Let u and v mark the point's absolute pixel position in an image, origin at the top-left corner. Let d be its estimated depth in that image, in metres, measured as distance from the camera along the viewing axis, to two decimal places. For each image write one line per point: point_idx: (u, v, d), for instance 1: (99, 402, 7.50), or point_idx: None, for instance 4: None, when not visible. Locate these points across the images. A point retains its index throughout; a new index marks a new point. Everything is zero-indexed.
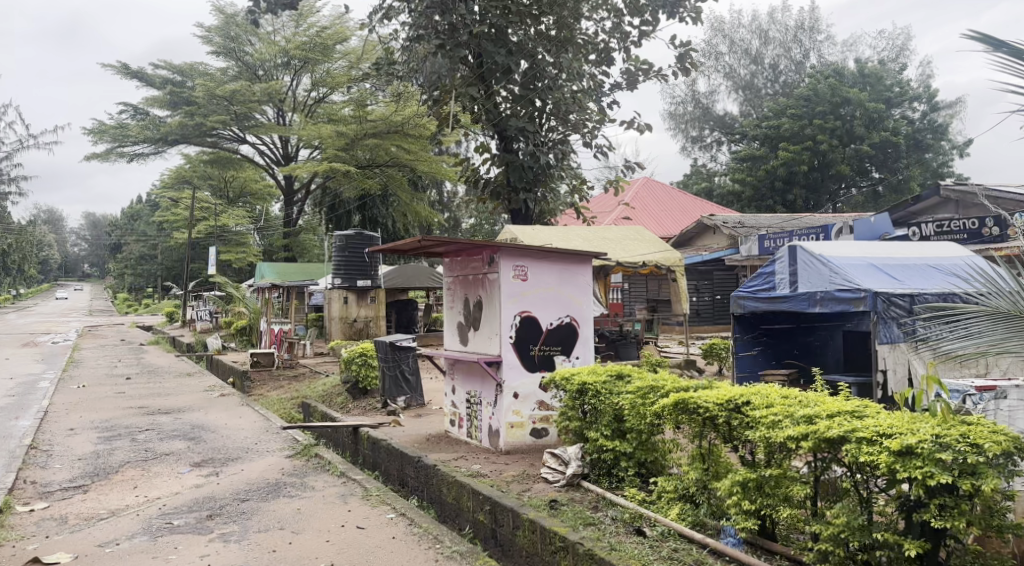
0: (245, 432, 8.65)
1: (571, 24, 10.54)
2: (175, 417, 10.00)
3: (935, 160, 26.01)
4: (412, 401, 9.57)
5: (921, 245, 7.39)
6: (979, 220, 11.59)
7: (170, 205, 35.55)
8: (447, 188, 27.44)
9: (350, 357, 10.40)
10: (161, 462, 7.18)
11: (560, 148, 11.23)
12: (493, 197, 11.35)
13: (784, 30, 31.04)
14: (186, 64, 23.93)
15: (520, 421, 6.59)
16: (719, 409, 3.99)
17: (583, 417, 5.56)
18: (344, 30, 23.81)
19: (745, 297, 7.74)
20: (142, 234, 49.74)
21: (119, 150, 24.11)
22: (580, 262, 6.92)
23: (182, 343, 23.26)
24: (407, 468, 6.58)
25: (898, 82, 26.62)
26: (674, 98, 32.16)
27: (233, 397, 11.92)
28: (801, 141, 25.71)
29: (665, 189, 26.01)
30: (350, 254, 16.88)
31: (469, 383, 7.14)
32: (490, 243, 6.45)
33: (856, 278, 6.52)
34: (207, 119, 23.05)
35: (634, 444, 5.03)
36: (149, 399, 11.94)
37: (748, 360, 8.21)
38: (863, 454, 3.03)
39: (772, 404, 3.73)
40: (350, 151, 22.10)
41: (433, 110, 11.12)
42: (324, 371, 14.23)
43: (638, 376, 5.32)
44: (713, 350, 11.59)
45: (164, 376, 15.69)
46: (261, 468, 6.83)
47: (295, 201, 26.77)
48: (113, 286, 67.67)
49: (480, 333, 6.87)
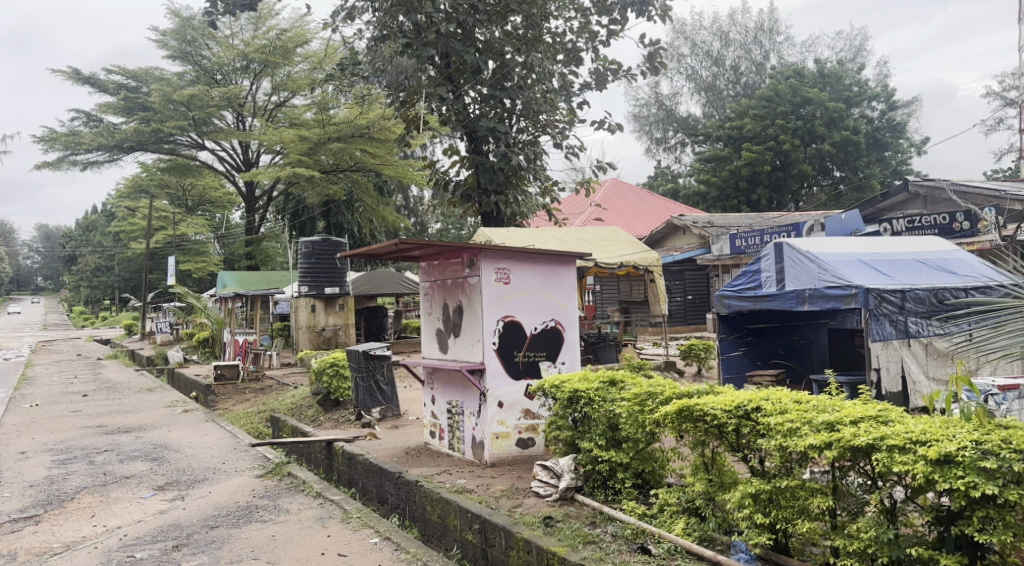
0: (211, 451, 8.19)
1: (540, 22, 10.22)
2: (136, 436, 9.46)
3: (894, 158, 26.51)
4: (387, 412, 9.21)
5: (907, 240, 7.30)
6: (949, 215, 11.55)
7: (126, 214, 34.42)
8: (414, 193, 26.99)
9: (321, 368, 10.03)
10: (120, 487, 6.70)
11: (530, 149, 10.82)
12: (463, 199, 11.02)
13: (744, 31, 31.34)
14: (141, 69, 23.17)
15: (505, 431, 6.27)
16: (727, 416, 3.73)
17: (574, 427, 5.28)
18: (305, 32, 23.29)
19: (729, 297, 7.57)
20: (97, 245, 48.13)
21: (72, 158, 23.18)
22: (564, 264, 6.64)
23: (142, 357, 22.41)
24: (387, 484, 6.21)
25: (857, 82, 27.10)
26: (638, 100, 32.22)
27: (197, 413, 11.38)
28: (764, 141, 25.88)
29: (633, 190, 25.95)
30: (316, 260, 16.53)
31: (449, 393, 6.81)
32: (470, 244, 6.16)
33: (846, 275, 6.36)
34: (164, 125, 22.35)
35: (630, 455, 4.76)
36: (107, 417, 11.33)
37: (734, 360, 7.97)
38: (895, 463, 2.80)
39: (786, 410, 3.50)
40: (313, 156, 21.56)
41: (400, 112, 10.72)
42: (292, 382, 13.73)
43: (632, 382, 5.06)
44: (692, 350, 11.43)
45: (122, 392, 15.00)
46: (230, 490, 6.41)
47: (257, 209, 26.03)
48: (68, 299, 65.51)
49: (461, 340, 6.57)
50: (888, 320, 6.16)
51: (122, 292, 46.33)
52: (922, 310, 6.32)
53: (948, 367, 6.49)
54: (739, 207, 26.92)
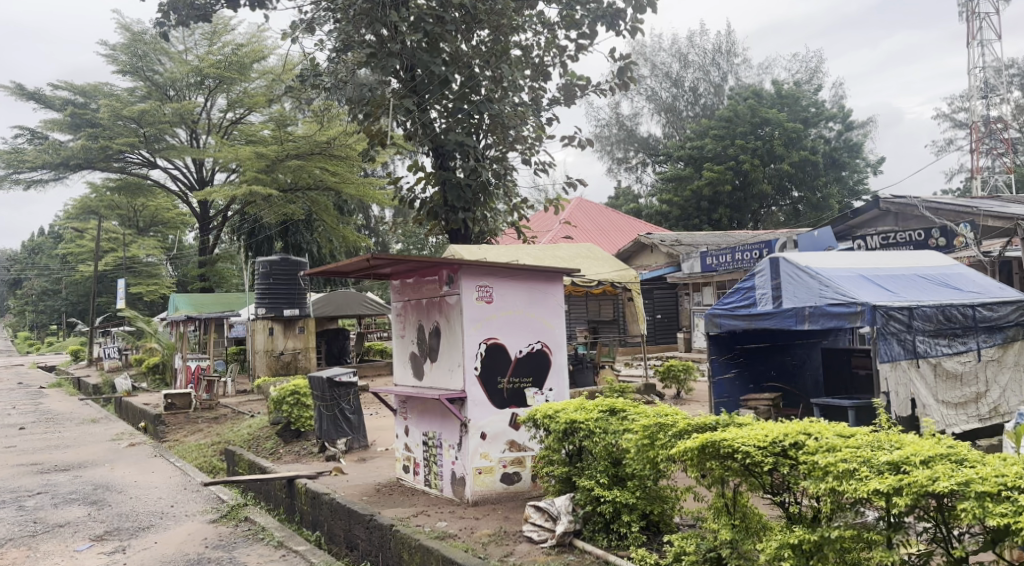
0: (159, 491, 7.38)
1: (508, 35, 9.75)
2: (75, 475, 8.55)
3: (852, 177, 27.11)
4: (354, 443, 8.49)
5: (903, 255, 7.03)
6: (924, 231, 11.59)
7: (73, 236, 32.78)
8: (375, 212, 26.28)
9: (281, 396, 9.35)
10: (52, 537, 5.85)
11: (499, 165, 10.34)
12: (429, 217, 10.40)
13: (702, 53, 31.59)
14: (89, 84, 22.06)
15: (488, 465, 5.68)
16: (761, 453, 3.24)
17: (568, 462, 4.76)
18: (262, 48, 22.51)
19: (720, 315, 7.19)
20: (42, 267, 45.73)
21: (14, 177, 21.75)
22: (550, 281, 6.14)
23: (86, 385, 21.00)
24: (356, 528, 5.54)
25: (814, 103, 27.38)
26: (599, 121, 32.13)
27: (145, 447, 10.46)
28: (724, 161, 25.93)
29: (599, 209, 25.68)
30: (274, 281, 15.78)
31: (425, 423, 6.21)
32: (449, 259, 5.63)
33: (849, 290, 6.01)
34: (113, 142, 21.35)
35: (636, 494, 4.24)
36: (43, 455, 10.29)
37: (725, 384, 7.55)
38: (990, 514, 2.34)
39: (834, 448, 3.04)
40: (271, 174, 20.74)
41: (363, 126, 10.11)
42: (250, 410, 12.87)
43: (635, 410, 4.56)
44: (671, 371, 11.00)
45: (63, 424, 13.86)
46: (181, 538, 5.68)
47: (211, 229, 24.97)
48: (11, 324, 62.39)
49: (438, 365, 6.01)
50: (896, 340, 5.81)
51: (68, 316, 44.28)
52: (929, 328, 6.00)
53: (956, 389, 6.16)
54: (701, 226, 26.95)
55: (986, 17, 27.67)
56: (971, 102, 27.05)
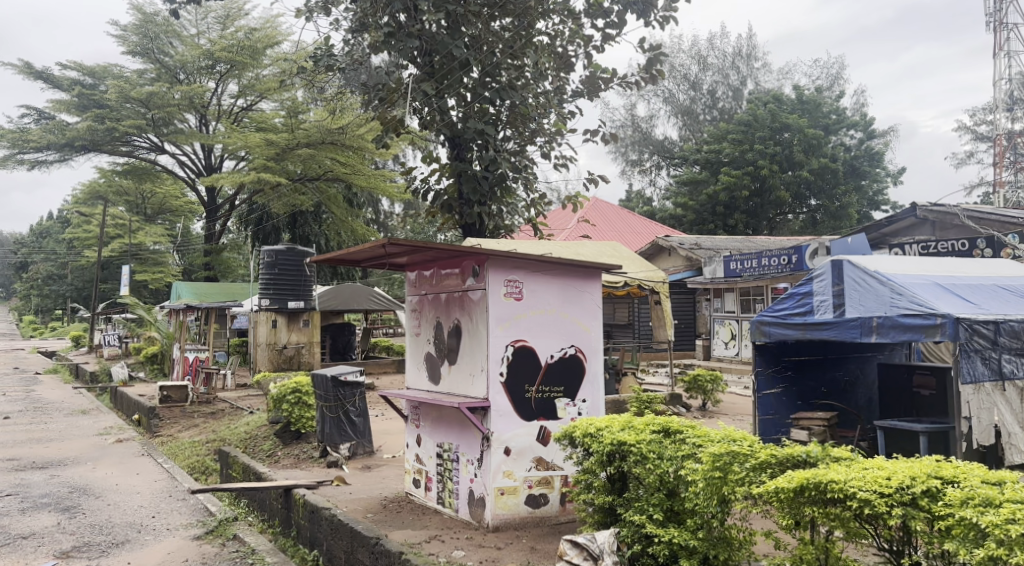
0: (140, 498, 6.72)
1: (533, 21, 8.90)
2: (52, 474, 7.88)
3: (871, 187, 26.00)
4: (358, 448, 7.80)
5: (973, 262, 6.33)
6: (969, 241, 10.90)
7: (78, 222, 32.15)
8: (384, 207, 25.73)
9: (282, 394, 8.70)
10: (13, 551, 5.18)
11: (518, 160, 9.54)
12: (443, 210, 9.59)
13: (722, 56, 30.87)
14: (98, 65, 21.51)
15: (512, 486, 4.99)
16: (885, 501, 2.55)
17: (611, 487, 4.07)
18: (277, 33, 21.80)
19: (768, 323, 6.53)
20: (49, 251, 45.07)
21: (18, 157, 21.10)
22: (586, 278, 5.46)
23: (82, 373, 20.32)
24: (358, 551, 4.85)
25: (835, 110, 26.35)
26: (615, 122, 31.36)
27: (133, 443, 9.82)
28: (742, 165, 25.16)
29: (615, 211, 25.01)
30: (280, 271, 15.13)
31: (440, 433, 5.53)
32: (475, 249, 4.96)
33: (926, 300, 5.30)
34: (119, 124, 20.70)
35: (696, 535, 3.51)
36: (24, 449, 9.62)
37: (771, 399, 6.94)
38: None
39: (1000, 507, 2.33)
40: (279, 162, 20.11)
41: (376, 112, 9.34)
42: (247, 407, 12.15)
43: (694, 434, 3.87)
44: (697, 382, 10.30)
45: (53, 415, 13.22)
46: (158, 559, 5.00)
47: (217, 217, 24.34)
48: (16, 306, 61.69)
49: (457, 368, 5.34)
50: (980, 358, 5.13)
51: (72, 302, 43.59)
52: (1015, 347, 5.31)
53: None
54: (716, 232, 26.23)
55: (1014, 27, 26.86)
56: (996, 114, 26.18)
